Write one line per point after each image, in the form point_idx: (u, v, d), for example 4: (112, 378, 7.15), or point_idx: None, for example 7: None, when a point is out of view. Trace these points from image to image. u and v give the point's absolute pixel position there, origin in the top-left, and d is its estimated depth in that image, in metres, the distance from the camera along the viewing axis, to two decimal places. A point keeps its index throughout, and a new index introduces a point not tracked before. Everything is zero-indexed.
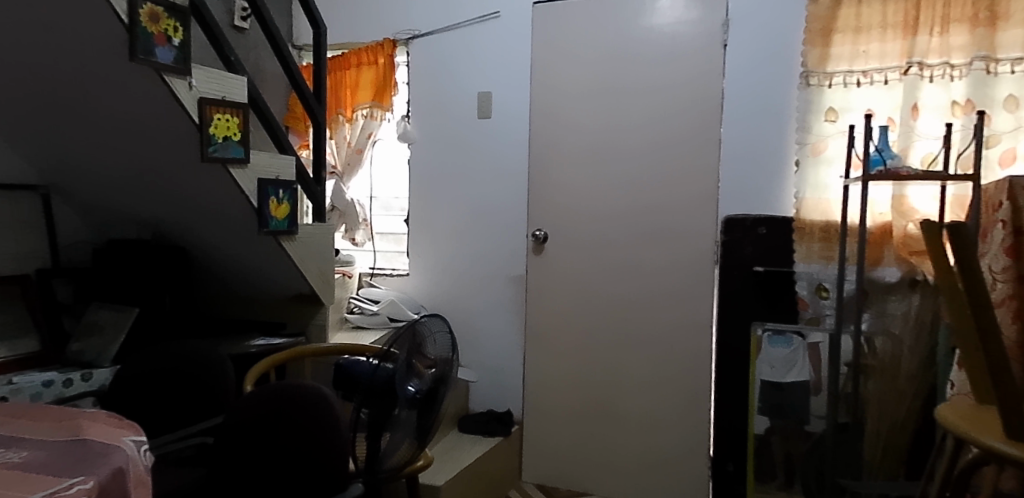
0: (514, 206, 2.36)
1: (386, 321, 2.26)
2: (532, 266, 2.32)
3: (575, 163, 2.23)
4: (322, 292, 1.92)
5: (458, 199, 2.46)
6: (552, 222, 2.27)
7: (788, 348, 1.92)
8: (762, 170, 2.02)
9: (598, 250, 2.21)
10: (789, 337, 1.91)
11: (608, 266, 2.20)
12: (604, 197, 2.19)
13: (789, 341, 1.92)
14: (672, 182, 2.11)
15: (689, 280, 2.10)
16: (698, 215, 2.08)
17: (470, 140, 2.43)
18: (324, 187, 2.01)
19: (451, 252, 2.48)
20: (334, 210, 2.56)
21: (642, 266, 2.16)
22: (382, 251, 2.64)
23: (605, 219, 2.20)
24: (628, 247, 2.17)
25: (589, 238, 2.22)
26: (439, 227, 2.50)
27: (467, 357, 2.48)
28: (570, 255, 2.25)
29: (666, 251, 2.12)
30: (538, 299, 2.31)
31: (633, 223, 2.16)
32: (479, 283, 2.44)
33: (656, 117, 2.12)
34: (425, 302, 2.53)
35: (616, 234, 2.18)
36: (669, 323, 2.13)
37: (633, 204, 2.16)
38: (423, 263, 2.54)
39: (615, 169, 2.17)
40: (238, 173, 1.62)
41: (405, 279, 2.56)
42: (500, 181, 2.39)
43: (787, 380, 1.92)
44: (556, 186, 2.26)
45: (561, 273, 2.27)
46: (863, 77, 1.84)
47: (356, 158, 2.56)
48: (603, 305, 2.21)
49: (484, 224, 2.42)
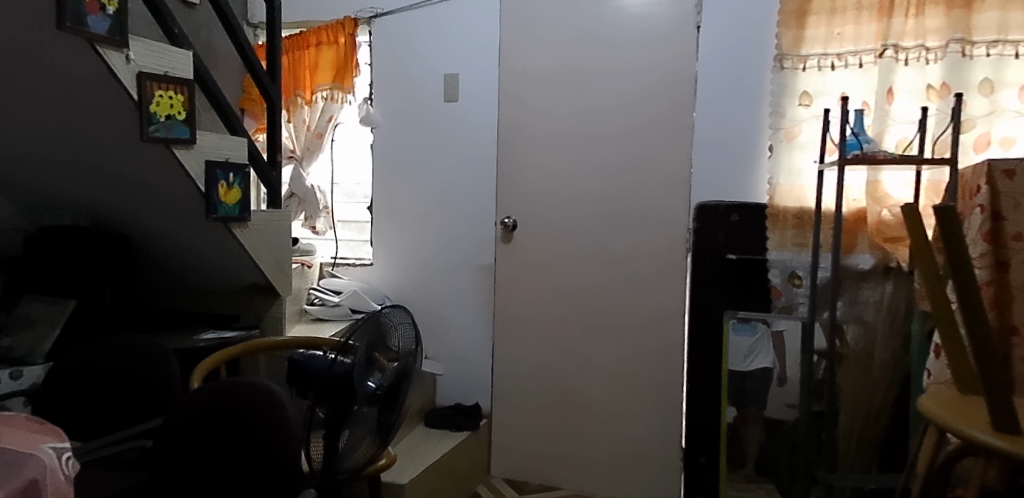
0: (483, 193, 2.28)
1: (348, 312, 2.16)
2: (502, 254, 2.23)
3: (546, 148, 2.14)
4: (278, 283, 1.81)
5: (423, 186, 2.37)
6: (522, 209, 2.19)
7: (752, 337, 1.89)
8: (735, 156, 1.97)
9: (570, 238, 2.14)
10: (754, 325, 1.87)
11: (580, 255, 2.13)
12: (576, 183, 2.12)
13: (754, 329, 1.88)
14: (645, 168, 2.05)
15: (661, 268, 2.05)
16: (672, 202, 2.03)
17: (436, 124, 2.33)
18: (279, 172, 1.88)
19: (416, 240, 2.39)
20: (293, 196, 2.45)
21: (614, 255, 2.10)
22: (345, 240, 2.53)
23: (576, 205, 2.13)
24: (600, 235, 2.11)
25: (560, 226, 2.15)
26: (404, 215, 2.40)
27: (433, 349, 2.39)
28: (541, 242, 2.18)
29: (638, 240, 2.07)
30: (507, 289, 2.23)
31: (605, 210, 2.09)
32: (447, 272, 2.35)
33: (629, 101, 2.05)
34: (390, 292, 2.43)
35: (587, 221, 2.12)
36: (642, 313, 2.08)
37: (605, 190, 2.09)
38: (387, 252, 2.43)
39: (586, 154, 2.10)
40: (183, 154, 1.48)
41: (368, 269, 2.46)
42: (468, 166, 2.30)
43: (750, 368, 1.89)
44: (526, 172, 2.17)
45: (532, 262, 2.19)
46: (838, 61, 1.80)
47: (316, 142, 2.44)
48: (574, 294, 2.15)
49: (451, 212, 2.33)
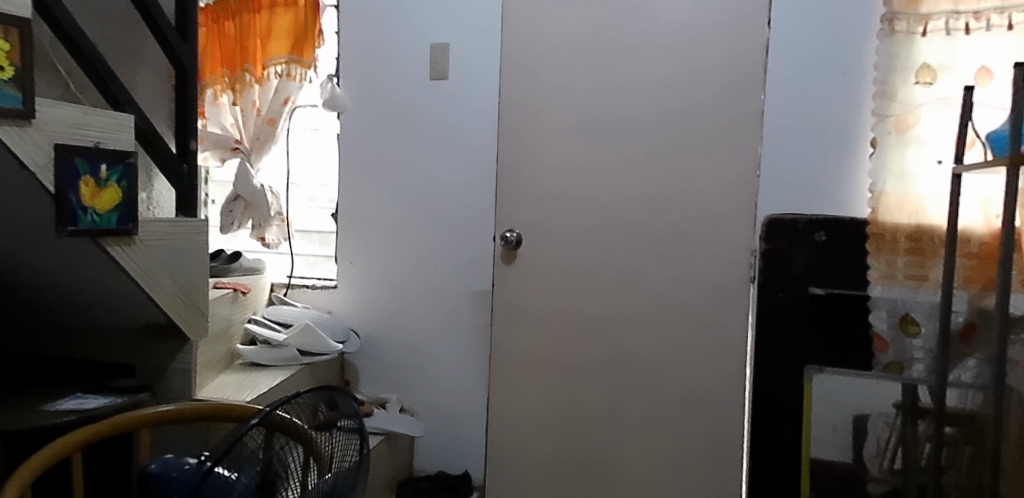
0: (480, 198, 1.78)
1: (296, 355, 1.62)
2: (499, 281, 1.70)
3: (560, 142, 1.62)
4: (184, 324, 1.28)
5: (402, 190, 1.85)
6: (527, 222, 1.66)
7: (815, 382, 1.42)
8: (821, 154, 1.47)
9: (590, 262, 1.62)
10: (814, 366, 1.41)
11: (604, 284, 1.61)
12: (600, 189, 1.60)
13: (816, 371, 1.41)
14: (694, 169, 1.52)
15: (715, 303, 1.53)
16: (731, 215, 1.50)
17: (421, 111, 1.82)
18: (194, 166, 1.35)
19: (393, 258, 1.87)
20: (239, 198, 1.94)
21: (650, 285, 1.58)
22: (303, 255, 2.01)
23: (599, 219, 1.61)
24: (630, 258, 1.59)
25: (577, 246, 1.63)
26: (377, 226, 1.88)
27: (412, 398, 1.86)
28: (553, 266, 1.65)
29: (684, 265, 1.55)
30: (507, 326, 1.71)
31: (638, 225, 1.58)
32: (431, 300, 1.84)
33: (675, 79, 1.53)
34: (357, 324, 1.90)
35: (614, 240, 1.60)
36: (687, 363, 1.56)
37: (638, 199, 1.57)
38: (354, 273, 1.91)
39: (613, 150, 1.58)
40: (17, 136, 0.93)
41: (330, 293, 1.92)
42: (460, 165, 1.79)
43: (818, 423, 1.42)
44: (533, 174, 1.65)
45: (540, 292, 1.67)
46: (974, 21, 1.29)
47: (268, 131, 1.93)
48: (597, 334, 1.63)
49: (439, 224, 1.82)
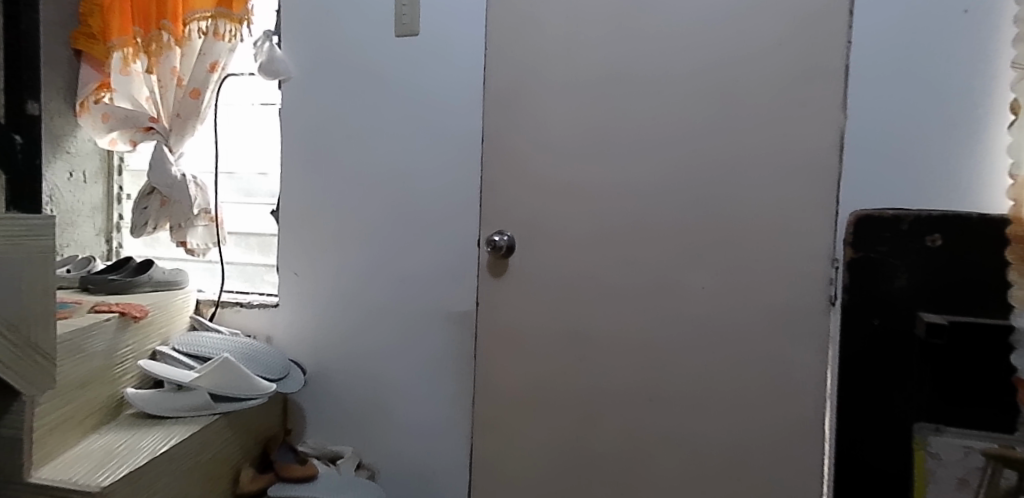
0: (459, 191, 1.37)
1: (208, 401, 1.19)
2: (485, 299, 1.30)
3: (562, 116, 1.22)
4: (12, 376, 0.86)
5: (360, 181, 1.43)
6: (521, 222, 1.26)
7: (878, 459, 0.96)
8: (928, 127, 1.07)
9: (604, 276, 1.22)
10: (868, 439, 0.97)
11: (623, 306, 1.21)
12: (617, 178, 1.20)
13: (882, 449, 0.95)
14: (748, 149, 1.13)
15: (774, 331, 1.14)
16: (796, 212, 1.11)
17: (383, 78, 1.41)
18: (35, 141, 0.93)
19: (349, 268, 1.45)
20: (154, 192, 1.52)
21: (686, 306, 1.18)
22: (238, 264, 1.59)
23: (616, 218, 1.20)
24: (657, 270, 1.19)
25: (586, 255, 1.23)
26: (328, 227, 1.47)
27: (374, 449, 1.45)
28: (554, 281, 1.25)
29: (731, 279, 1.15)
30: (495, 359, 1.30)
31: (671, 226, 1.18)
32: (397, 324, 1.42)
33: (720, 26, 1.13)
34: (302, 355, 1.48)
35: (635, 246, 1.19)
36: (736, 412, 1.16)
37: (668, 190, 1.17)
38: (300, 287, 1.48)
39: (634, 126, 1.18)
40: None
41: (269, 313, 1.50)
42: (435, 148, 1.38)
43: None
44: (529, 158, 1.25)
45: (538, 315, 1.27)
46: None
47: (190, 105, 1.50)
48: (617, 372, 1.22)
49: (406, 225, 1.41)
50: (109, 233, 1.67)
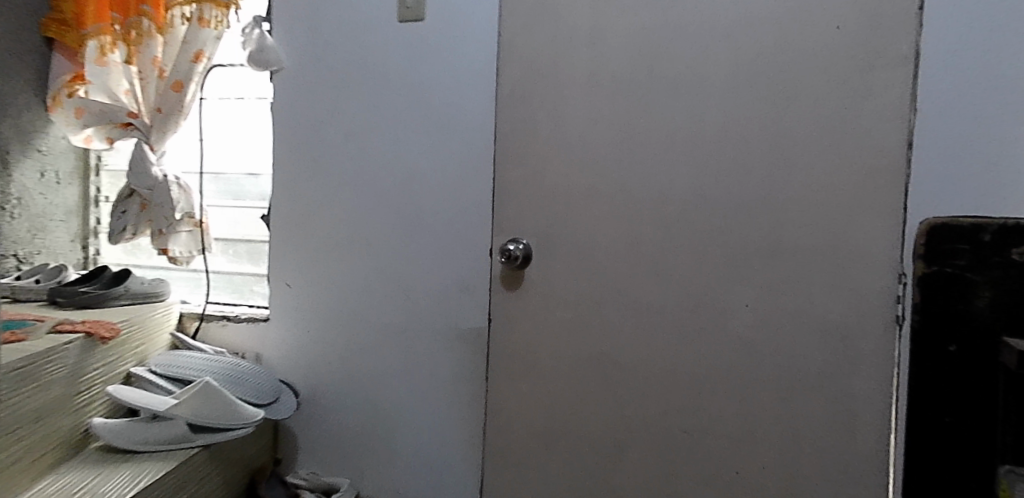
0: (470, 196, 1.24)
1: (187, 432, 1.06)
2: (500, 315, 1.19)
3: (585, 115, 1.12)
4: None
5: (361, 184, 1.31)
6: (539, 231, 1.15)
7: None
8: (1013, 123, 0.93)
9: (632, 292, 1.10)
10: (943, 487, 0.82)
11: (654, 324, 1.09)
12: (648, 184, 1.08)
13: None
14: (798, 150, 1.00)
15: (830, 355, 1.00)
16: (856, 219, 0.98)
17: (387, 71, 1.28)
18: None
19: (347, 278, 1.31)
20: (134, 194, 1.38)
21: (727, 325, 1.05)
22: (219, 271, 1.45)
23: (647, 228, 1.09)
24: (695, 285, 1.07)
25: (614, 267, 1.11)
26: (322, 233, 1.33)
27: (374, 478, 1.32)
28: (577, 296, 1.13)
29: (780, 295, 1.02)
30: (510, 381, 1.18)
31: (709, 237, 1.06)
32: (400, 341, 1.28)
33: (766, 12, 1.01)
34: (295, 374, 1.34)
35: (669, 258, 1.08)
36: (784, 448, 1.03)
37: (705, 196, 1.06)
38: (293, 299, 1.34)
39: (666, 127, 1.07)
40: None
41: (258, 328, 1.36)
42: (444, 147, 1.25)
43: None
44: (548, 161, 1.15)
45: (559, 333, 1.15)
46: None
47: (173, 98, 1.36)
48: (646, 396, 1.10)
49: (411, 232, 1.28)
50: (85, 239, 1.53)
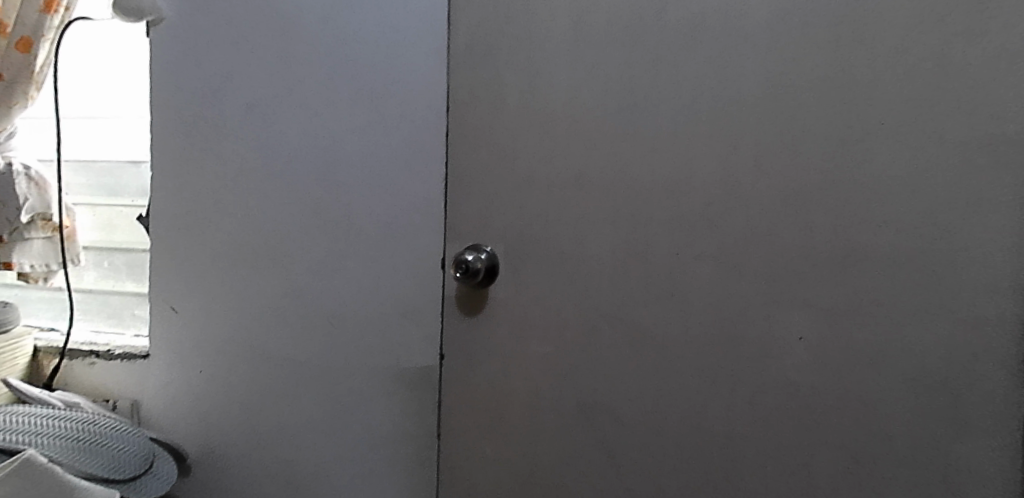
0: (414, 190, 0.92)
1: None
2: (455, 351, 0.89)
3: (568, 78, 0.82)
4: None
5: (268, 174, 0.97)
6: (508, 237, 0.86)
7: None
8: None
9: (636, 320, 0.80)
10: None
11: (666, 367, 0.79)
12: (656, 170, 0.78)
13: None
14: (876, 115, 0.68)
15: (924, 418, 0.68)
16: (965, 214, 0.65)
17: (301, 22, 0.95)
18: None
19: (250, 300, 0.98)
20: None
21: (768, 367, 0.74)
22: (97, 292, 1.11)
23: (654, 232, 0.78)
24: (724, 312, 0.76)
25: (609, 287, 0.81)
26: (218, 240, 0.99)
27: None
28: (557, 325, 0.83)
29: (849, 328, 0.70)
30: (471, 439, 0.88)
31: (745, 244, 0.74)
32: (322, 385, 0.95)
33: None
34: (183, 429, 1.00)
35: (687, 274, 0.77)
36: None
37: (738, 186, 0.74)
38: (179, 329, 1.01)
39: (682, 89, 0.76)
40: None
41: (135, 367, 1.02)
42: (377, 124, 0.93)
43: None
44: (518, 142, 0.85)
45: (534, 375, 0.85)
46: None
47: (16, 61, 1.00)
48: (657, 464, 0.80)
49: (335, 238, 0.95)
50: None
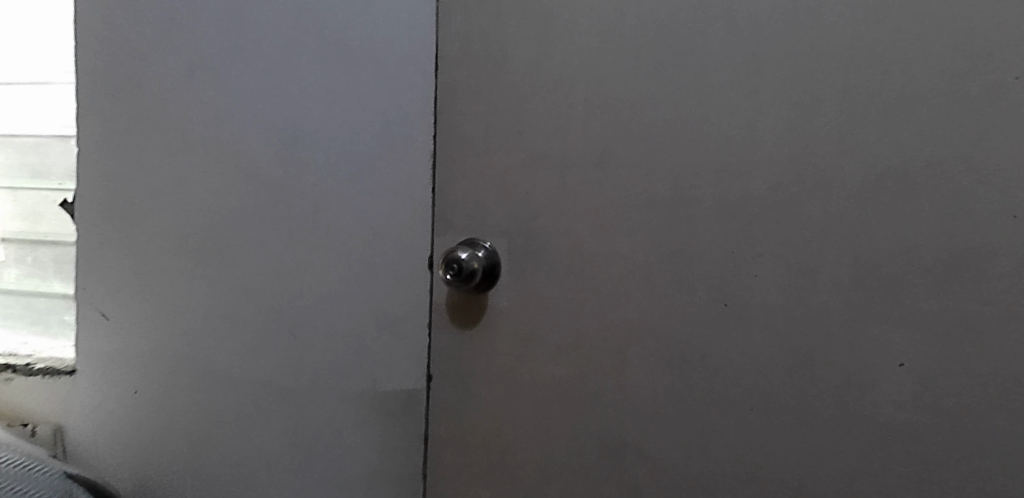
0: (393, 171, 0.74)
1: None
2: (447, 371, 0.72)
3: (592, 31, 0.64)
4: None
5: (213, 150, 0.79)
6: (512, 232, 0.68)
7: None
8: None
9: (675, 339, 0.62)
10: None
11: (714, 400, 0.61)
12: (705, 145, 0.61)
13: None
14: (1021, 66, 0.49)
15: None
16: None
17: None
18: None
19: (193, 305, 0.80)
20: None
21: (848, 402, 0.56)
22: (18, 293, 0.93)
23: (698, 224, 0.61)
24: (794, 331, 0.58)
25: (641, 296, 0.64)
26: (155, 231, 0.81)
27: None
28: (574, 343, 0.66)
29: (971, 356, 0.52)
30: (463, 482, 0.71)
31: (824, 242, 0.57)
32: (282, 411, 0.78)
33: None
34: (117, 461, 0.83)
35: (744, 281, 0.60)
36: None
37: (816, 166, 0.56)
38: (110, 338, 0.83)
39: (742, 41, 0.59)
40: None
41: (59, 385, 0.84)
42: (347, 90, 0.75)
43: None
44: (526, 112, 0.67)
45: (542, 403, 0.68)
46: None
47: None
48: None
49: (296, 231, 0.77)
50: None
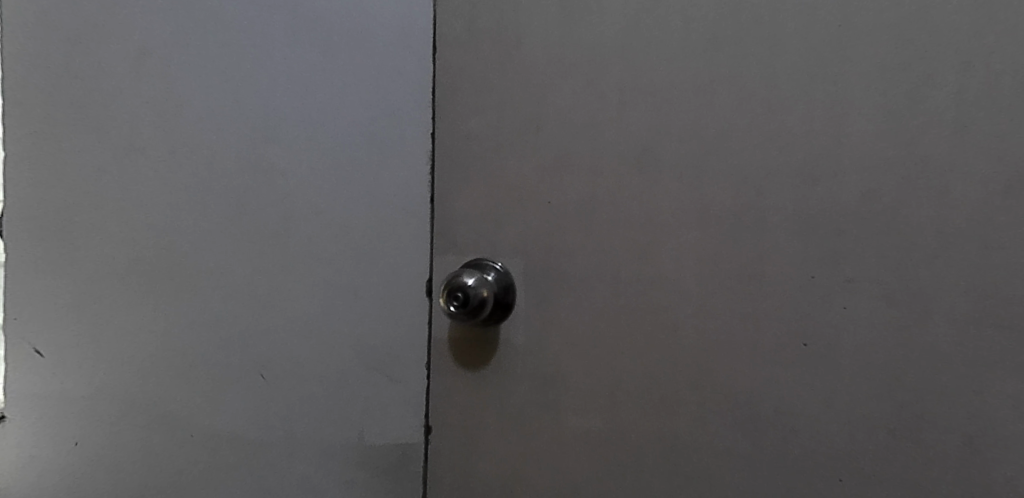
0: (382, 180, 0.62)
1: None
2: (454, 412, 0.63)
3: (627, 12, 0.54)
4: None
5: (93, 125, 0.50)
6: (530, 252, 0.58)
7: None
8: None
9: (734, 387, 0.50)
10: None
11: (789, 465, 0.48)
12: (772, 146, 0.48)
13: None
14: None
15: None
16: None
17: None
18: None
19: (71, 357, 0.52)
20: None
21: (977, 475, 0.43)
22: None
23: (765, 245, 0.49)
24: (893, 384, 0.45)
25: (691, 332, 0.51)
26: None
27: None
28: (605, 387, 0.55)
29: None
30: None
31: (933, 267, 0.44)
32: None
33: None
34: None
35: (826, 316, 0.47)
36: None
37: (925, 171, 0.44)
38: None
39: (819, 19, 0.47)
40: None
41: None
42: (324, 74, 0.59)
43: None
44: (548, 112, 0.57)
45: (564, 456, 0.57)
46: None
47: None
48: None
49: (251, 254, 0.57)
50: None
